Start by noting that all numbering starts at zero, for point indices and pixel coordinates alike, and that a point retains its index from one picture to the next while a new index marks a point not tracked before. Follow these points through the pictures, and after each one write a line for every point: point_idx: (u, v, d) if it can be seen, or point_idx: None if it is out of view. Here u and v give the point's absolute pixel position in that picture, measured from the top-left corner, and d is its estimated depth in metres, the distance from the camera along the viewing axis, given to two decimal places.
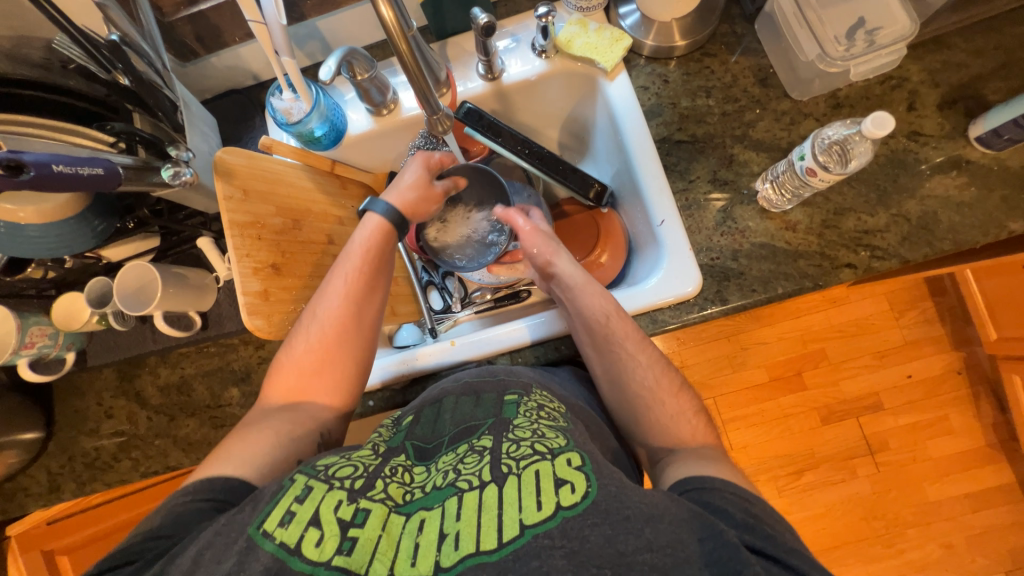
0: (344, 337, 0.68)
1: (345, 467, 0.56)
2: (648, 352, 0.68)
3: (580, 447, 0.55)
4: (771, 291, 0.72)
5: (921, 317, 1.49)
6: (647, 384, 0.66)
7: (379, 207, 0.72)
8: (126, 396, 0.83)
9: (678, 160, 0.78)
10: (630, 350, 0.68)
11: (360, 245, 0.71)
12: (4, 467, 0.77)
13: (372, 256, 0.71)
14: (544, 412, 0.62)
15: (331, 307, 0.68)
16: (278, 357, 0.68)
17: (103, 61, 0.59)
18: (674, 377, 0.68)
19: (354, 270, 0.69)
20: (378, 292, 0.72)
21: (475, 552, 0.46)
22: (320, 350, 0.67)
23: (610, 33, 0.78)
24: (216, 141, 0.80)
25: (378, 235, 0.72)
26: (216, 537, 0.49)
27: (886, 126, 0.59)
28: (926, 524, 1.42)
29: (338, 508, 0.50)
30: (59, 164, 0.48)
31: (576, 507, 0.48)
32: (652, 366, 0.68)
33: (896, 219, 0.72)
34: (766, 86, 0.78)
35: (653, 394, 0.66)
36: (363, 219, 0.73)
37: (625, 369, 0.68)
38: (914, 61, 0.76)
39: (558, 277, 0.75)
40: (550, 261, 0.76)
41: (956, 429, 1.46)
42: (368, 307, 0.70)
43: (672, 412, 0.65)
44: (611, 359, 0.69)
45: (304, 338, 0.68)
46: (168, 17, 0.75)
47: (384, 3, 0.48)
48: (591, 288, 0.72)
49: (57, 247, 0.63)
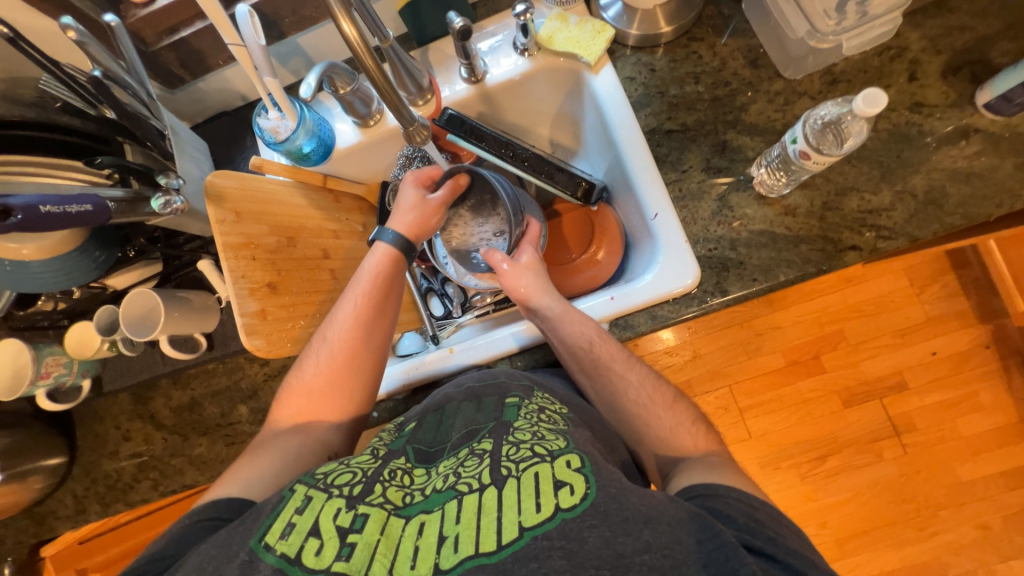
0: (354, 360, 0.70)
1: (344, 474, 0.57)
2: (637, 369, 0.69)
3: (579, 449, 0.54)
4: (772, 279, 0.70)
5: (943, 291, 1.43)
6: (641, 400, 0.66)
7: (388, 235, 0.75)
8: (142, 418, 0.85)
9: (669, 150, 0.76)
10: (618, 371, 0.68)
11: (371, 270, 0.73)
12: (33, 493, 0.80)
13: (382, 281, 0.73)
14: (545, 416, 0.62)
15: (341, 332, 0.70)
16: (288, 383, 0.71)
17: (89, 96, 0.61)
18: (666, 390, 0.68)
19: (364, 294, 0.72)
20: (389, 315, 0.73)
21: (475, 553, 0.46)
22: (329, 371, 0.69)
23: (592, 25, 0.77)
24: (208, 165, 0.81)
25: (386, 260, 0.74)
26: (217, 550, 0.51)
27: (879, 103, 0.56)
28: (959, 505, 1.37)
29: (337, 516, 0.51)
30: (46, 204, 0.49)
31: (575, 509, 0.47)
32: (643, 382, 0.68)
33: (901, 196, 0.69)
34: (757, 67, 0.75)
35: (648, 408, 0.66)
36: (371, 249, 0.76)
37: (617, 390, 0.68)
38: (914, 28, 0.72)
39: (536, 308, 0.74)
40: (527, 296, 0.75)
41: (986, 406, 1.40)
42: (377, 329, 0.72)
43: (671, 424, 0.64)
44: (602, 383, 0.69)
45: (314, 361, 0.70)
46: (150, 47, 0.74)
47: (346, 22, 0.48)
48: (569, 317, 0.71)
49: (60, 279, 0.65)
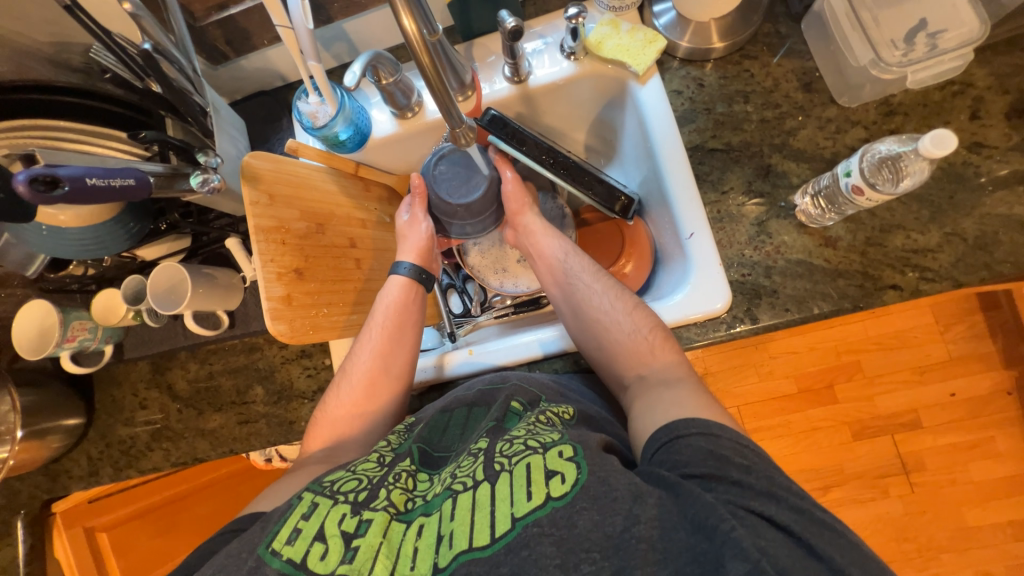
0: (374, 391, 0.72)
1: (350, 481, 0.56)
2: (604, 282, 0.73)
3: (573, 437, 0.53)
4: (806, 311, 0.68)
5: (970, 332, 1.39)
6: (603, 306, 0.70)
7: (402, 269, 0.78)
8: (159, 387, 0.86)
9: (711, 169, 0.74)
10: (586, 283, 0.74)
11: (386, 303, 0.76)
12: (50, 451, 0.82)
13: (398, 315, 0.76)
14: (542, 417, 0.59)
15: (361, 361, 0.73)
16: (318, 413, 0.72)
17: (136, 69, 0.61)
18: (629, 299, 0.70)
19: (379, 327, 0.74)
20: (408, 342, 0.75)
21: (468, 548, 0.47)
22: (355, 399, 0.71)
23: (644, 34, 0.75)
24: (244, 145, 0.81)
25: (401, 294, 0.77)
26: (228, 559, 0.50)
27: (948, 145, 0.54)
28: (963, 550, 1.35)
29: (342, 521, 0.51)
30: (92, 177, 0.50)
31: (566, 497, 0.47)
32: (607, 292, 0.72)
33: (950, 239, 0.66)
34: (811, 91, 0.73)
35: (610, 315, 0.69)
36: (387, 284, 0.79)
37: (582, 298, 0.72)
38: (981, 64, 0.69)
39: (523, 224, 0.82)
40: (520, 213, 0.82)
41: (1001, 453, 1.37)
42: (396, 360, 0.74)
43: (628, 329, 0.67)
44: (569, 291, 0.74)
45: (337, 393, 0.72)
46: (199, 22, 0.77)
47: (406, 16, 0.48)
48: (549, 232, 0.80)
49: (94, 247, 0.65)
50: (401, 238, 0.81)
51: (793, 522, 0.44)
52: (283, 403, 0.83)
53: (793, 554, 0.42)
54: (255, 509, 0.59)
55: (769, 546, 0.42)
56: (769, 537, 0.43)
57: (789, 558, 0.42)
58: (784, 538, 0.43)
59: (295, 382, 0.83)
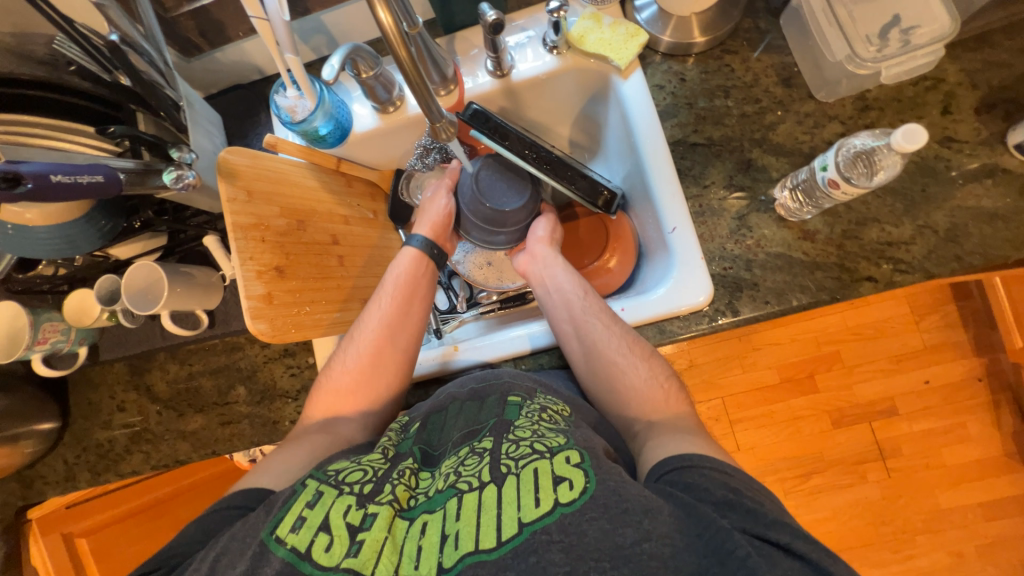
0: (380, 360, 0.72)
1: (356, 472, 0.57)
2: (620, 324, 0.72)
3: (580, 443, 0.54)
4: (785, 303, 0.69)
5: (943, 321, 1.44)
6: (620, 351, 0.69)
7: (416, 242, 0.81)
8: (137, 390, 0.84)
9: (693, 164, 0.75)
10: (601, 321, 0.71)
11: (396, 274, 0.78)
12: (24, 457, 0.79)
13: (409, 287, 0.77)
14: (546, 414, 0.60)
15: (369, 329, 0.73)
16: (319, 379, 0.73)
17: (104, 61, 0.60)
18: (644, 346, 0.70)
19: (389, 298, 0.75)
20: (416, 313, 0.76)
21: (475, 550, 0.46)
22: (359, 366, 0.71)
23: (625, 28, 0.75)
24: (220, 139, 0.79)
25: (411, 265, 0.79)
26: (234, 541, 0.50)
27: (918, 139, 0.55)
28: (936, 531, 1.40)
29: (347, 513, 0.51)
30: (57, 173, 0.48)
31: (575, 503, 0.47)
32: (624, 336, 0.70)
33: (922, 231, 0.68)
34: (790, 86, 0.74)
35: (627, 357, 0.68)
36: (398, 255, 0.81)
37: (600, 339, 0.70)
38: (952, 60, 0.71)
39: (540, 255, 0.82)
40: (544, 241, 0.84)
41: (972, 438, 1.42)
42: (405, 330, 0.75)
43: (645, 377, 0.67)
44: (585, 330, 0.71)
45: (341, 359, 0.73)
46: (170, 12, 0.74)
47: (381, 8, 0.46)
48: (565, 268, 0.80)
49: (63, 247, 0.63)
50: (421, 211, 0.85)
51: (813, 553, 0.44)
52: (266, 402, 0.82)
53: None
54: (255, 484, 0.58)
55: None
56: (787, 566, 0.44)
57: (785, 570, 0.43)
58: (799, 565, 0.44)
59: (278, 381, 0.82)
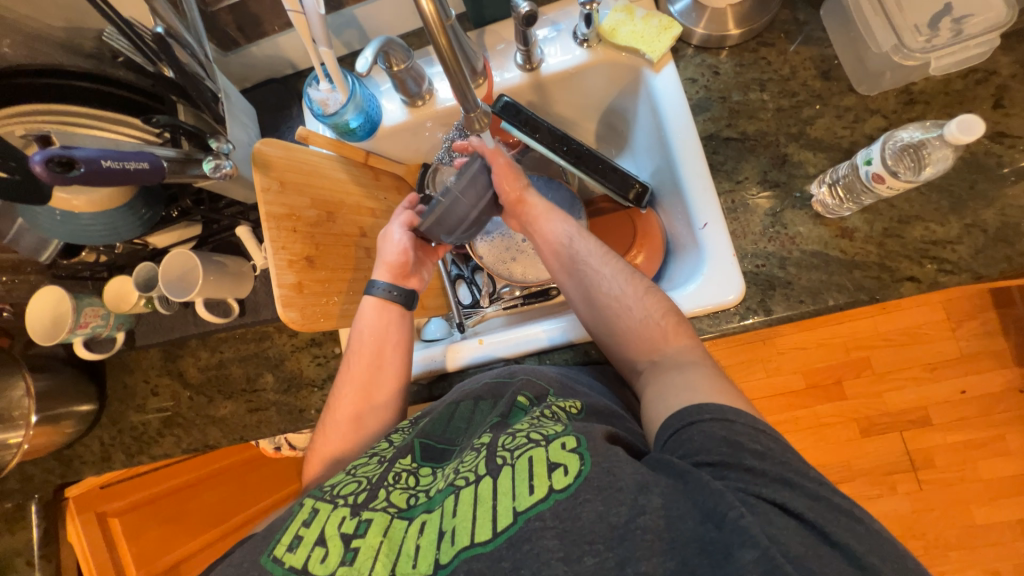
0: (364, 420, 0.71)
1: (350, 484, 0.57)
2: (613, 264, 0.71)
3: (577, 428, 0.52)
4: (821, 303, 0.67)
5: (982, 329, 1.37)
6: (613, 291, 0.68)
7: (377, 289, 0.75)
8: (170, 374, 0.87)
9: (725, 159, 0.73)
10: (593, 266, 0.71)
11: (361, 329, 0.74)
12: (64, 436, 0.83)
13: (375, 340, 0.73)
14: (548, 411, 0.58)
15: (344, 394, 0.72)
16: (311, 447, 0.72)
17: (149, 52, 0.61)
18: (641, 283, 0.68)
19: (357, 358, 0.72)
20: (388, 365, 0.73)
21: (470, 544, 0.46)
22: (343, 432, 0.70)
23: (659, 21, 0.74)
24: (255, 132, 0.81)
25: (375, 316, 0.74)
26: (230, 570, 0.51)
27: (975, 131, 0.52)
28: (971, 548, 1.34)
29: (342, 524, 0.52)
30: (107, 160, 0.50)
31: (569, 489, 0.47)
32: (617, 275, 0.69)
33: (970, 230, 0.65)
34: (829, 79, 0.72)
35: (620, 298, 0.67)
36: (360, 307, 0.76)
37: (593, 283, 0.70)
38: (1006, 51, 0.68)
39: (527, 208, 0.77)
40: (522, 196, 0.76)
41: (1012, 451, 1.35)
42: (378, 384, 0.72)
43: (640, 316, 0.65)
44: (579, 277, 0.71)
45: (327, 426, 0.71)
46: (210, 7, 0.76)
47: None
48: (555, 214, 0.76)
49: (106, 234, 0.66)
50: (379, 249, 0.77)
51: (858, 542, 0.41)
52: (293, 390, 0.83)
53: (806, 542, 0.41)
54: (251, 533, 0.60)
55: (780, 534, 0.41)
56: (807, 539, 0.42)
57: (806, 550, 0.41)
58: (797, 525, 0.42)
59: (304, 370, 0.83)
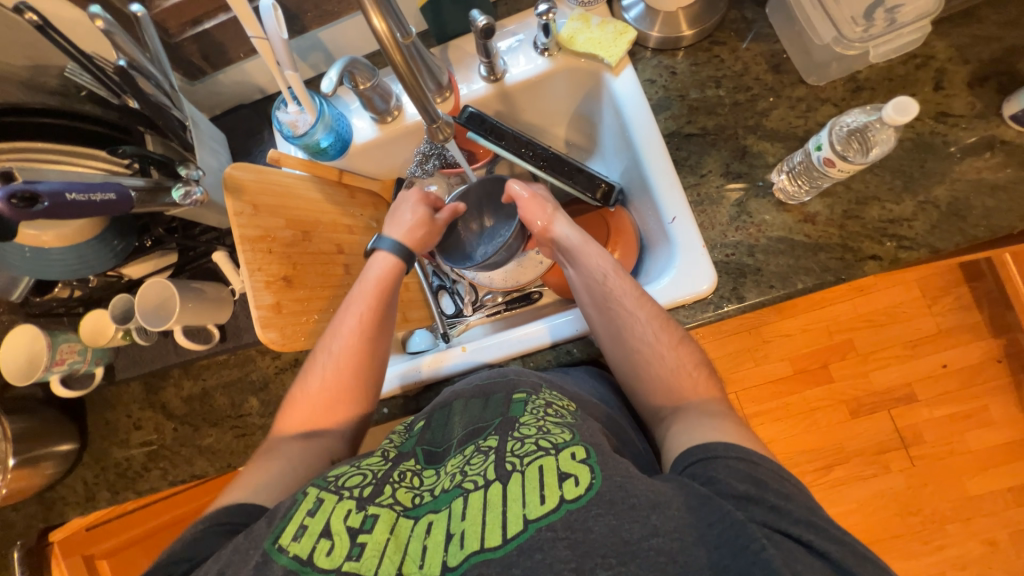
0: (358, 375, 0.70)
1: (355, 476, 0.57)
2: (647, 307, 0.68)
3: (586, 438, 0.53)
4: (790, 286, 0.69)
5: (956, 303, 1.42)
6: (647, 337, 0.66)
7: (387, 244, 0.76)
8: (153, 407, 0.85)
9: (689, 154, 0.76)
10: (627, 306, 0.69)
11: (373, 282, 0.74)
12: (44, 478, 0.80)
13: (386, 294, 0.73)
14: (551, 411, 0.59)
15: (343, 343, 0.70)
16: (294, 391, 0.70)
17: (113, 85, 0.61)
18: (675, 331, 0.67)
19: (366, 309, 0.72)
20: (389, 324, 0.74)
21: (480, 548, 0.46)
22: (335, 382, 0.69)
23: (614, 27, 0.77)
24: (225, 158, 0.82)
25: (389, 272, 0.75)
26: (234, 554, 0.50)
27: (909, 112, 0.55)
28: (966, 519, 1.36)
29: (348, 517, 0.51)
30: (72, 192, 0.50)
31: (581, 500, 0.47)
32: (652, 321, 0.67)
33: (924, 207, 0.68)
34: (780, 72, 0.75)
35: (653, 346, 0.66)
36: (371, 259, 0.77)
37: (626, 326, 0.68)
38: (940, 37, 0.72)
39: (558, 240, 0.78)
40: (549, 226, 0.78)
41: (996, 421, 1.39)
42: (381, 341, 0.72)
43: (672, 365, 0.65)
44: (609, 317, 0.69)
45: (317, 373, 0.70)
46: (174, 37, 0.76)
47: (375, 16, 0.48)
48: (586, 249, 0.75)
49: (77, 266, 0.65)
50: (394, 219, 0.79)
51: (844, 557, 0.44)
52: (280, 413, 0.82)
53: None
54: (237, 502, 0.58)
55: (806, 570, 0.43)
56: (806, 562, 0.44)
57: None
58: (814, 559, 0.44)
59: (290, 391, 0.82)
